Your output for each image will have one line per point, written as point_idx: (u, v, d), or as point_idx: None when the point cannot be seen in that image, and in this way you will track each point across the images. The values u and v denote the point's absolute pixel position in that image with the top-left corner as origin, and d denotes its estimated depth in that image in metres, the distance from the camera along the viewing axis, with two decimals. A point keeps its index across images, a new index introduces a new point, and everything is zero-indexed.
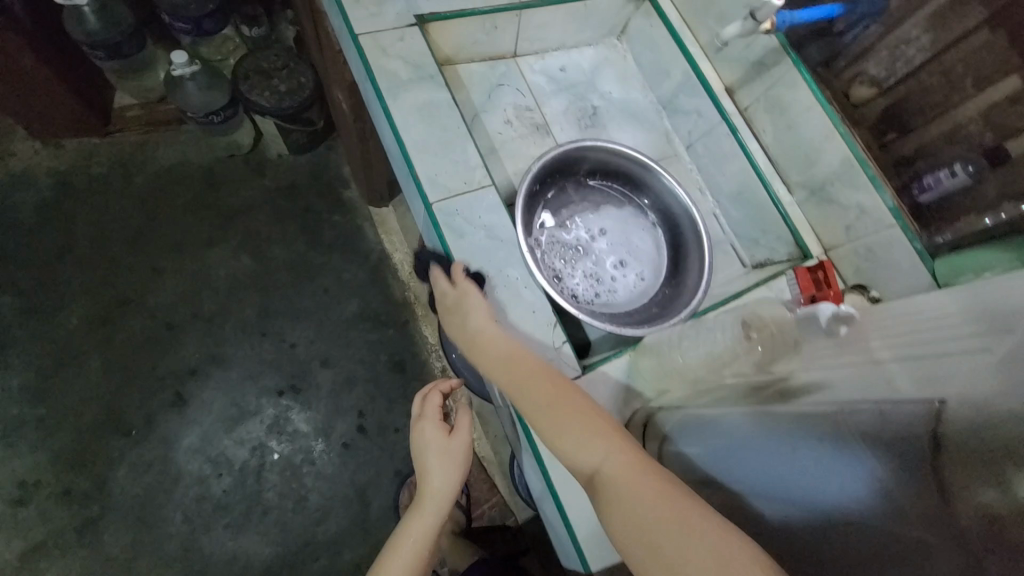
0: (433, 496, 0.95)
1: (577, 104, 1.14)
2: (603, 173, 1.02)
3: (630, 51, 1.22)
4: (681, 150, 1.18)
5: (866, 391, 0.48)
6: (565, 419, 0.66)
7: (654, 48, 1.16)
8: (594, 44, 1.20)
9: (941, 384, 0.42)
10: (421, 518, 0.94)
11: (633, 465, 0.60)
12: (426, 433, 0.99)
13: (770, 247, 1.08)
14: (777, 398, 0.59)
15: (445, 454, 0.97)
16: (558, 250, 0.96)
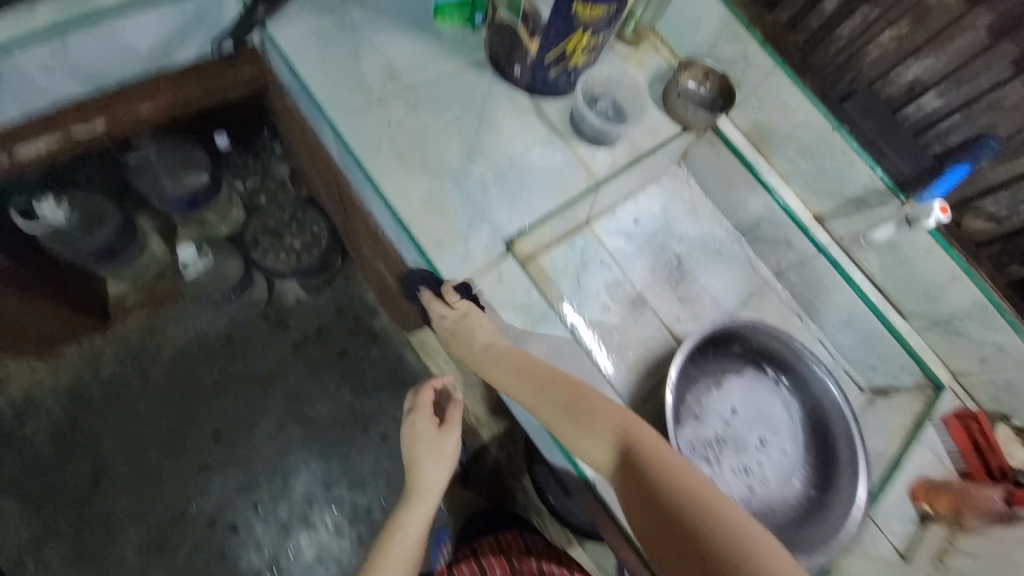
0: (421, 489, 0.89)
1: (661, 257, 1.06)
2: (717, 342, 0.96)
3: (693, 175, 1.12)
4: (771, 277, 1.11)
5: None
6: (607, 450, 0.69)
7: (723, 176, 1.07)
8: (659, 180, 1.11)
9: None
10: (407, 512, 0.88)
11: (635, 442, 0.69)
12: (416, 426, 0.93)
13: (891, 373, 1.01)
14: None
15: (435, 448, 0.92)
16: (700, 445, 0.91)
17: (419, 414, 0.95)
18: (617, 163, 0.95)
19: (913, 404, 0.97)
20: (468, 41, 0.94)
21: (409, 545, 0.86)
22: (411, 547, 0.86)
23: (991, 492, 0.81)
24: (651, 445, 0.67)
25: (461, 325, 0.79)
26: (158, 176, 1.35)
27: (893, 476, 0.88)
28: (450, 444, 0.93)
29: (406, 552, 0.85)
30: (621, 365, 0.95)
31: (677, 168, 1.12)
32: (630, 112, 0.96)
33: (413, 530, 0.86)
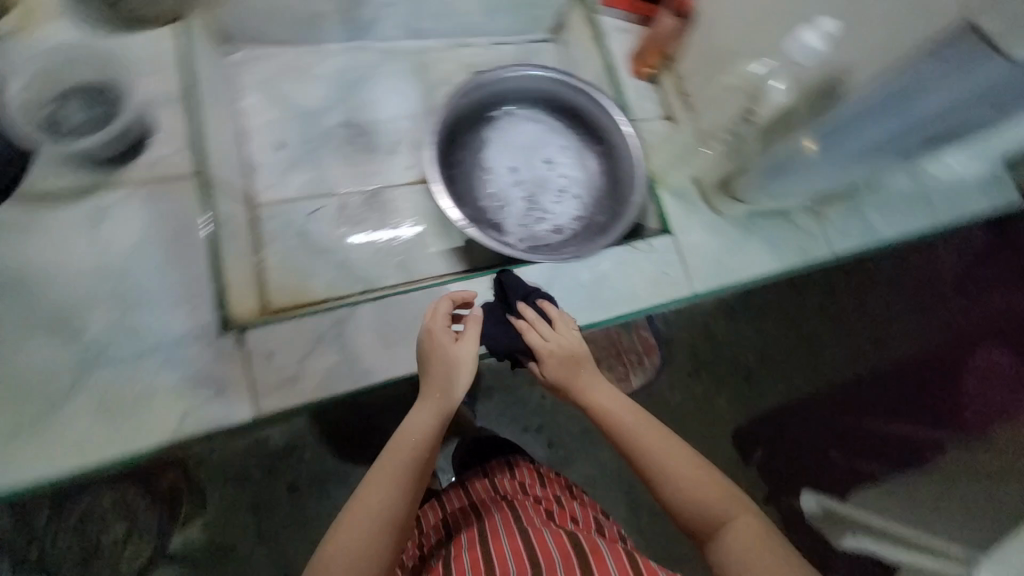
0: (439, 401, 0.61)
1: (337, 141, 0.90)
2: (448, 142, 0.93)
3: (255, 45, 0.89)
4: (416, 44, 0.99)
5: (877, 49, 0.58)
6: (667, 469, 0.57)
7: (274, 17, 0.85)
8: (240, 88, 0.88)
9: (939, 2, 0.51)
10: (418, 419, 0.59)
11: (676, 455, 0.58)
12: (435, 337, 0.64)
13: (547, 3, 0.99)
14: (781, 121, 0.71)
15: (455, 364, 0.63)
16: (527, 219, 0.95)
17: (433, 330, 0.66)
18: (183, 136, 0.74)
19: (579, 10, 1.00)
20: None
21: (413, 464, 0.55)
22: (416, 460, 0.55)
23: (663, 19, 0.90)
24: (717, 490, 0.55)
25: (565, 344, 0.70)
26: None
27: (620, 77, 0.96)
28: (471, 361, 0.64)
29: (408, 469, 0.54)
30: (424, 250, 0.89)
31: (232, 58, 0.88)
32: (106, 83, 0.76)
33: (418, 451, 0.57)
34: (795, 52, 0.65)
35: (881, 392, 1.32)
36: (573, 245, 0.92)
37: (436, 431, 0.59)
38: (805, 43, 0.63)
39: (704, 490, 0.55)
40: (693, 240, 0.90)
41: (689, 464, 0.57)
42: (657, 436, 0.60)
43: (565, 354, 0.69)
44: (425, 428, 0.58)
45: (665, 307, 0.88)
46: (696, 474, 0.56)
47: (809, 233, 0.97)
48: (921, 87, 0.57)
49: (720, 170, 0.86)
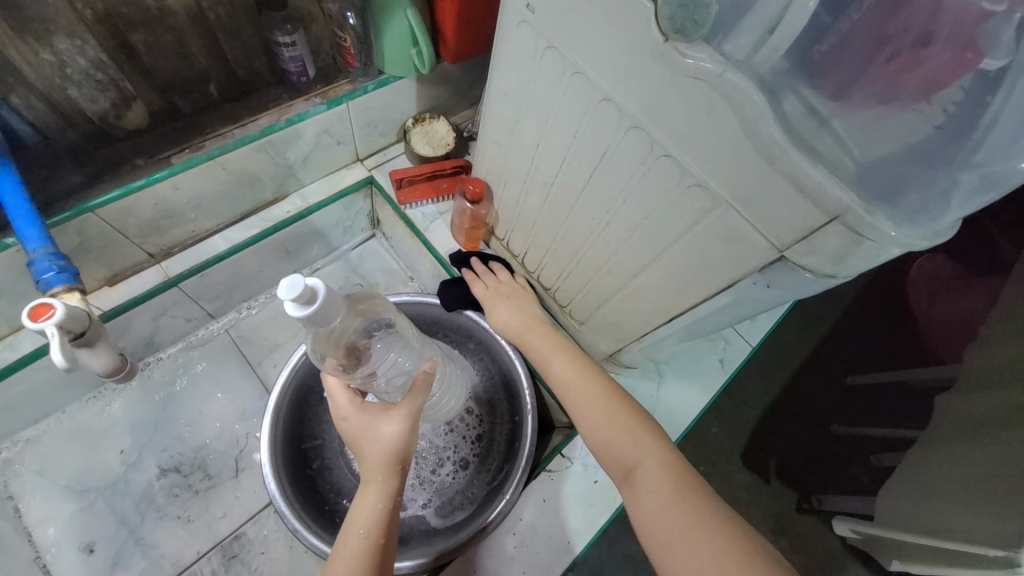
0: (380, 472, 0.52)
1: (163, 498, 0.74)
2: (298, 434, 0.76)
3: (26, 431, 0.74)
4: (222, 322, 0.86)
5: (704, 274, 0.47)
6: (592, 403, 0.58)
7: (27, 405, 0.70)
8: (21, 496, 0.72)
9: (742, 236, 0.41)
10: (358, 516, 0.51)
11: (597, 403, 0.58)
12: (354, 416, 0.54)
13: (347, 216, 0.91)
14: (646, 320, 0.61)
15: (379, 439, 0.53)
16: (424, 472, 0.79)
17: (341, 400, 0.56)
18: None
19: (388, 208, 0.90)
20: None
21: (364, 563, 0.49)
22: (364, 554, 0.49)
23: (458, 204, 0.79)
24: (636, 437, 0.54)
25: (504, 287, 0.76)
26: None
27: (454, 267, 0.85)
28: (406, 424, 0.53)
29: None
30: None
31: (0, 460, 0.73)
32: None
33: (359, 541, 0.50)
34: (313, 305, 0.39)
35: (841, 359, 1.37)
36: (486, 488, 0.77)
37: (380, 519, 0.51)
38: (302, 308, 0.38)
39: (620, 431, 0.55)
40: None
41: (628, 411, 0.56)
42: (585, 384, 0.60)
43: (513, 296, 0.75)
44: (365, 518, 0.50)
45: (614, 520, 0.72)
46: (622, 422, 0.56)
47: (721, 335, 0.88)
48: (763, 296, 0.47)
49: (601, 342, 0.74)
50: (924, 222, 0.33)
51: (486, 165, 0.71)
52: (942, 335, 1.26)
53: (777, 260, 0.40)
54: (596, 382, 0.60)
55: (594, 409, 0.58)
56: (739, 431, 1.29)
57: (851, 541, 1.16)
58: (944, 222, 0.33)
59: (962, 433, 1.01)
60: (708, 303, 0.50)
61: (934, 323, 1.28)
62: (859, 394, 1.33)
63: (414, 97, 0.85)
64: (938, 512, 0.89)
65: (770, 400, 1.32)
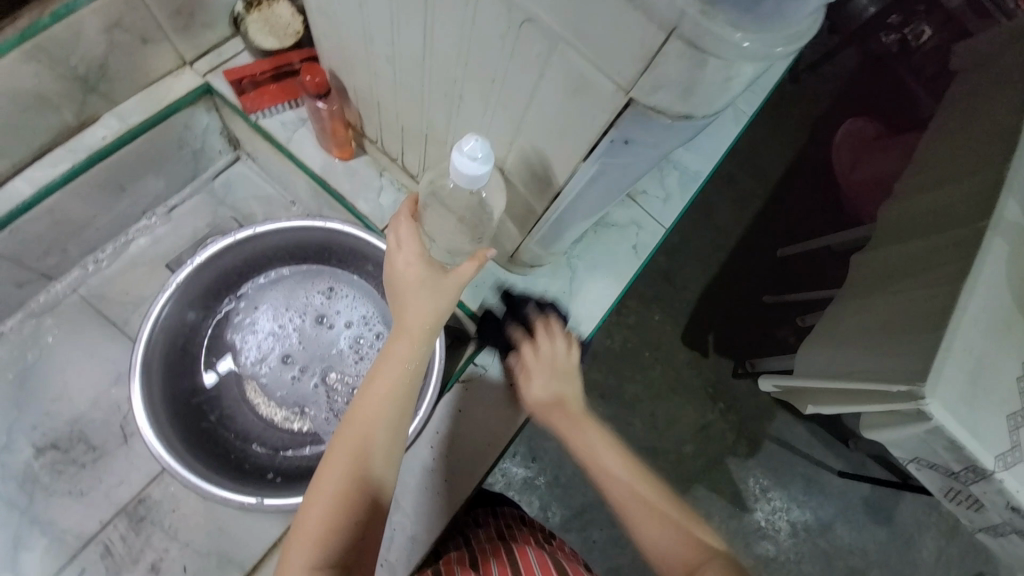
0: (426, 329, 0.52)
1: (47, 477, 0.68)
2: (188, 387, 0.71)
3: None
4: (70, 279, 0.74)
5: (563, 141, 0.40)
6: (640, 499, 0.52)
7: None
8: None
9: (586, 80, 0.34)
10: (399, 360, 0.51)
11: (638, 483, 0.53)
12: (408, 265, 0.53)
13: (193, 138, 0.76)
14: (527, 213, 0.55)
15: (428, 295, 0.52)
16: (336, 404, 0.74)
17: (402, 249, 0.53)
18: None
19: (241, 123, 0.75)
20: None
21: (387, 431, 0.49)
22: (389, 421, 0.49)
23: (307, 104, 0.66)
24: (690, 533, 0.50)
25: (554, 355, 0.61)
26: None
27: (328, 182, 0.74)
28: (457, 285, 0.53)
29: (385, 435, 0.49)
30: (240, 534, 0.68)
31: None
32: None
33: (380, 407, 0.49)
34: (467, 185, 0.41)
35: (766, 228, 1.39)
36: None
37: (415, 373, 0.52)
38: (472, 171, 0.39)
39: (674, 533, 0.50)
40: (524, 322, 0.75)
41: (677, 509, 0.52)
42: (615, 452, 0.55)
43: (554, 376, 0.60)
44: (406, 366, 0.51)
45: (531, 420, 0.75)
46: (680, 523, 0.51)
47: (635, 221, 0.84)
48: (631, 160, 0.41)
49: (499, 245, 0.69)
50: (775, 26, 0.26)
51: (327, 46, 0.58)
52: (860, 196, 1.29)
53: (626, 107, 0.33)
54: (624, 468, 0.54)
55: (635, 491, 0.52)
56: (671, 314, 1.33)
57: (774, 395, 1.26)
58: (798, 24, 0.27)
59: (872, 286, 1.06)
60: (575, 181, 0.44)
61: (850, 186, 1.31)
62: (784, 264, 1.37)
63: None
64: (848, 364, 0.95)
65: (700, 282, 1.35)
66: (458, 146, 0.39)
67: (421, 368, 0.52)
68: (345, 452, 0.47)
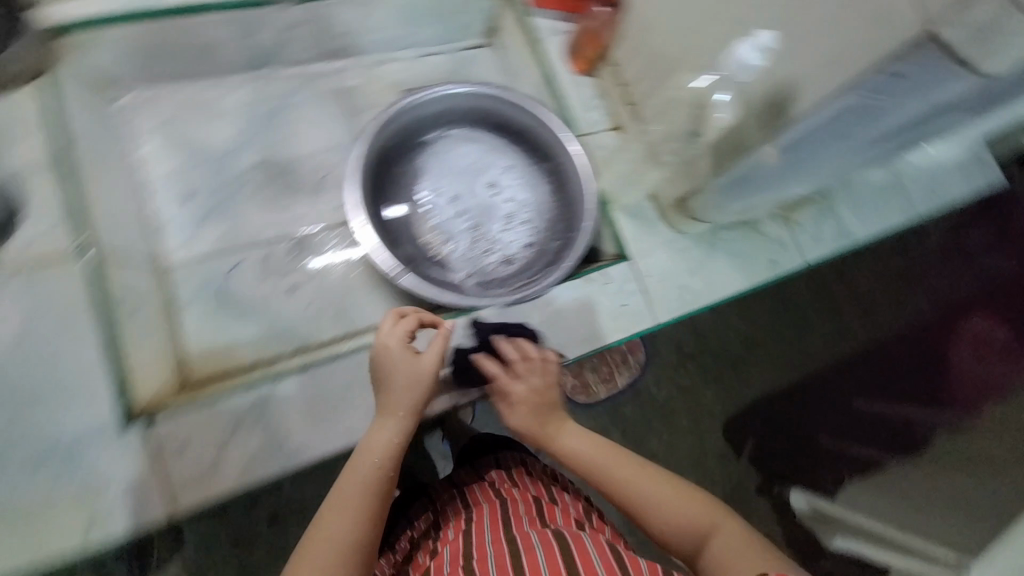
0: (404, 410, 0.62)
1: (252, 189, 0.83)
2: (379, 178, 0.85)
3: (149, 92, 0.81)
4: (332, 67, 0.90)
5: (829, 70, 0.49)
6: (641, 480, 0.62)
7: (160, 60, 0.77)
8: (136, 142, 0.80)
9: (888, 14, 0.43)
10: (382, 432, 0.61)
11: (643, 474, 0.63)
12: (388, 352, 0.63)
13: (473, 14, 0.92)
14: (733, 143, 0.64)
15: (409, 385, 0.63)
16: (471, 253, 0.86)
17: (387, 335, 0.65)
18: (59, 207, 0.65)
19: (511, 16, 0.92)
20: None
21: (369, 498, 0.57)
22: (370, 492, 0.57)
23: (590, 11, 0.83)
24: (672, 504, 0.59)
25: (531, 374, 0.72)
26: None
27: (558, 82, 0.88)
28: (434, 364, 0.64)
29: (366, 500, 0.57)
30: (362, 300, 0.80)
31: (120, 105, 0.79)
32: None
33: (374, 468, 0.59)
34: (736, 69, 0.58)
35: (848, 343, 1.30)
36: (519, 284, 0.84)
37: (394, 449, 0.61)
38: (748, 58, 0.56)
39: (670, 504, 0.59)
40: (655, 262, 0.83)
41: (662, 484, 0.61)
42: (623, 463, 0.64)
43: (536, 389, 0.72)
44: (384, 445, 0.60)
45: (604, 350, 0.81)
46: (672, 489, 0.61)
47: (780, 240, 0.90)
48: (881, 95, 0.50)
49: (674, 184, 0.79)
50: None
51: None
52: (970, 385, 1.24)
53: (919, 39, 0.42)
54: (622, 468, 0.64)
55: (651, 490, 0.61)
56: None
57: (799, 516, 1.18)
58: None
59: (965, 466, 1.04)
60: (815, 109, 0.53)
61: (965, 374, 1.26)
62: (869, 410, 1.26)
63: None
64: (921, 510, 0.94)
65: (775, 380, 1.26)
66: (752, 36, 0.55)
67: (399, 444, 0.62)
68: (337, 526, 0.55)
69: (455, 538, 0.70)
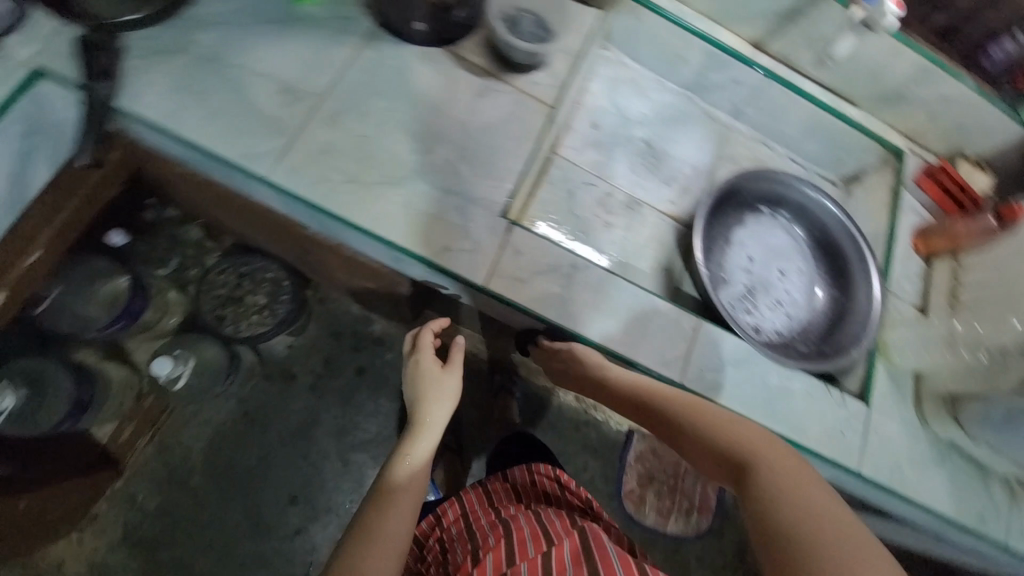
0: (431, 415, 0.75)
1: (632, 150, 1.04)
2: (717, 204, 0.99)
3: (623, 53, 1.07)
4: (730, 121, 1.12)
5: None
6: (696, 410, 0.66)
7: (655, 42, 1.02)
8: (594, 74, 1.04)
9: None
10: (416, 442, 0.71)
11: (694, 406, 0.67)
12: (421, 364, 0.82)
13: (857, 159, 1.10)
14: None
15: (437, 386, 0.79)
16: (737, 305, 0.95)
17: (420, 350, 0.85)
18: (559, 80, 0.89)
19: (885, 178, 1.07)
20: (347, 12, 0.80)
21: (408, 495, 0.64)
22: (410, 489, 0.64)
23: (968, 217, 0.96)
24: (719, 421, 0.63)
25: (572, 361, 0.82)
26: (84, 311, 1.18)
27: (897, 249, 1.01)
28: (452, 378, 0.80)
29: (406, 498, 0.63)
30: (647, 268, 0.96)
31: (604, 52, 1.06)
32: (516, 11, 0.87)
33: (413, 463, 0.68)
34: None
35: None
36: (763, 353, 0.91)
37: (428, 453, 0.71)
38: None
39: (717, 421, 0.63)
40: (887, 424, 0.87)
41: (712, 412, 0.65)
42: (683, 394, 0.70)
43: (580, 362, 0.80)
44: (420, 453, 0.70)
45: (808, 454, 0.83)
46: (720, 420, 0.64)
47: (994, 499, 0.90)
48: None
49: None
50: None
51: None
52: None
53: None
54: (686, 398, 0.69)
55: (706, 411, 0.66)
56: None
57: None
58: None
59: None
60: None
61: None
62: None
63: (996, 144, 1.04)
64: None
65: None
66: None
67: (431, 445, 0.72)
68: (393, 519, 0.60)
69: (496, 547, 0.71)
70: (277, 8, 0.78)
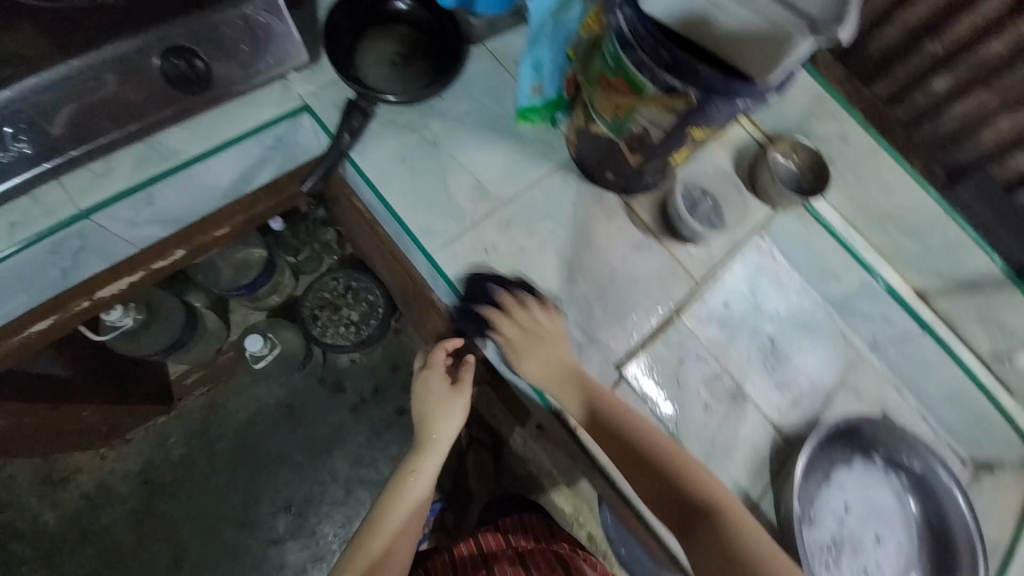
0: (436, 438, 0.88)
1: (753, 342, 0.97)
2: (828, 438, 0.92)
3: (776, 245, 1.00)
4: (865, 349, 1.02)
5: None
6: (647, 437, 0.76)
7: (813, 249, 0.99)
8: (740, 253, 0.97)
9: None
10: (423, 462, 0.88)
11: (647, 436, 0.76)
12: (428, 382, 0.88)
13: (997, 447, 0.97)
14: None
15: (443, 404, 0.87)
16: (819, 556, 0.87)
17: (433, 367, 0.88)
18: (713, 260, 0.93)
19: None
20: (551, 140, 0.90)
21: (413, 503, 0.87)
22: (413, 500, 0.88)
23: None
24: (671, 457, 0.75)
25: (534, 328, 0.79)
26: (220, 273, 1.34)
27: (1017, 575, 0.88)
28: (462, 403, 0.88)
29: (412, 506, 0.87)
30: (733, 468, 0.91)
31: (761, 237, 0.99)
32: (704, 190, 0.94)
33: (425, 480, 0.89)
34: None
35: None
36: None
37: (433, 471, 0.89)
38: None
39: (667, 458, 0.75)
40: None
41: (659, 444, 0.76)
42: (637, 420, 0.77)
43: (549, 369, 0.78)
44: (426, 473, 0.88)
45: None
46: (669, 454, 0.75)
47: None
48: None
49: None
50: None
51: None
52: None
53: None
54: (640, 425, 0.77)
55: (653, 439, 0.76)
56: None
57: None
58: None
59: None
60: None
61: None
62: None
63: None
64: None
65: None
66: None
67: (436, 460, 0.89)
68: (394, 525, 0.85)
69: None
70: (500, 119, 0.89)
